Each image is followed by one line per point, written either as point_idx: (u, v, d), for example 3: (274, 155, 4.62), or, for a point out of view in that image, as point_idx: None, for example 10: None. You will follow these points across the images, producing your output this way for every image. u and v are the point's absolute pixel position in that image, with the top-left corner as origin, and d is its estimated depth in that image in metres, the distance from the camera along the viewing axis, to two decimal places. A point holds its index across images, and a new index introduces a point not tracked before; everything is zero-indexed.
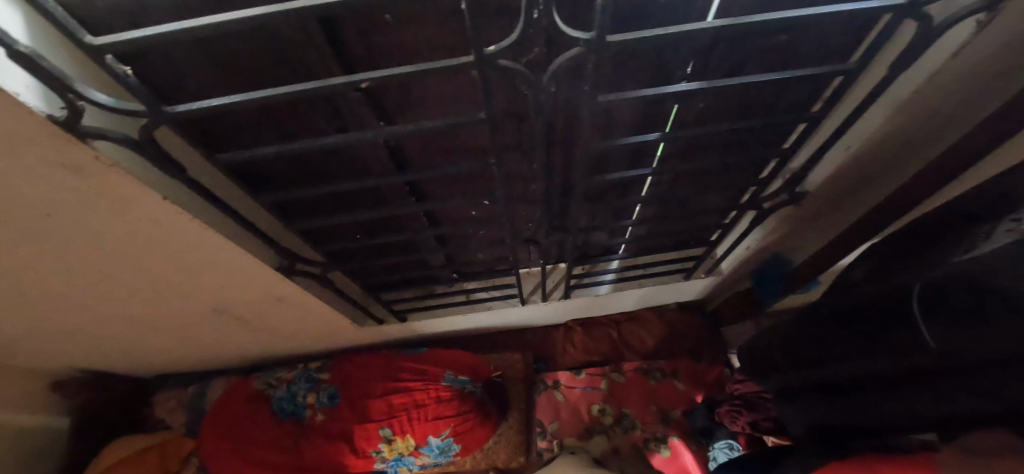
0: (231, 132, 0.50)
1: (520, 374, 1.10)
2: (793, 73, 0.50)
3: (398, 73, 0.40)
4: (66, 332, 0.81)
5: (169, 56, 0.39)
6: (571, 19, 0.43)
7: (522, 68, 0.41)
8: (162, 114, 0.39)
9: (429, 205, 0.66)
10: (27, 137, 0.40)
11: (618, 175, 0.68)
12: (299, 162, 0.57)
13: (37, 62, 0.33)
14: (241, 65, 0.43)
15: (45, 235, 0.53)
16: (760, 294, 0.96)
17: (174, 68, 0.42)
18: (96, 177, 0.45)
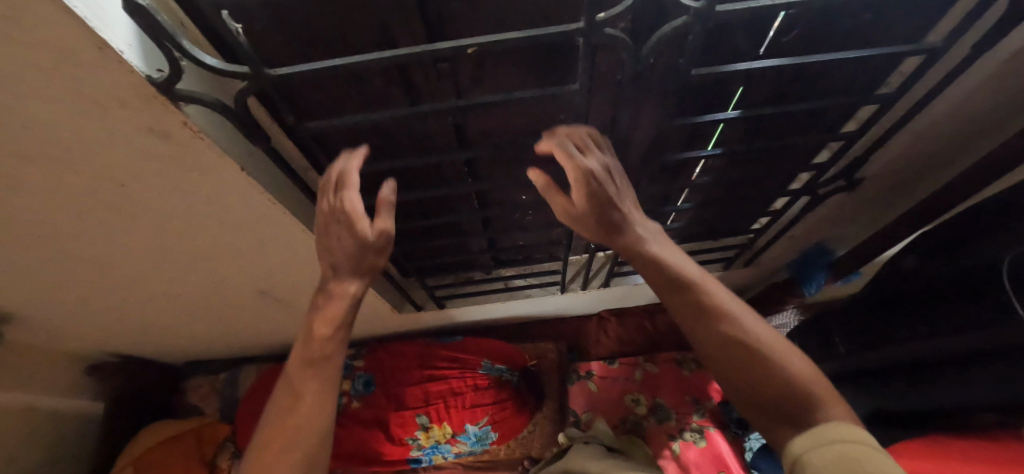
0: (308, 100, 0.49)
1: (555, 364, 1.10)
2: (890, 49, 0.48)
3: (502, 39, 0.39)
4: (108, 312, 0.80)
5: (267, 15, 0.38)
6: None
7: (626, 39, 0.40)
8: (265, 76, 0.38)
9: (488, 186, 0.65)
10: (121, 100, 0.39)
11: (680, 157, 0.63)
12: (368, 135, 0.56)
13: (151, 15, 0.33)
14: (332, 29, 0.42)
15: (115, 205, 0.53)
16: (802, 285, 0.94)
17: (265, 30, 0.41)
18: (180, 144, 0.45)
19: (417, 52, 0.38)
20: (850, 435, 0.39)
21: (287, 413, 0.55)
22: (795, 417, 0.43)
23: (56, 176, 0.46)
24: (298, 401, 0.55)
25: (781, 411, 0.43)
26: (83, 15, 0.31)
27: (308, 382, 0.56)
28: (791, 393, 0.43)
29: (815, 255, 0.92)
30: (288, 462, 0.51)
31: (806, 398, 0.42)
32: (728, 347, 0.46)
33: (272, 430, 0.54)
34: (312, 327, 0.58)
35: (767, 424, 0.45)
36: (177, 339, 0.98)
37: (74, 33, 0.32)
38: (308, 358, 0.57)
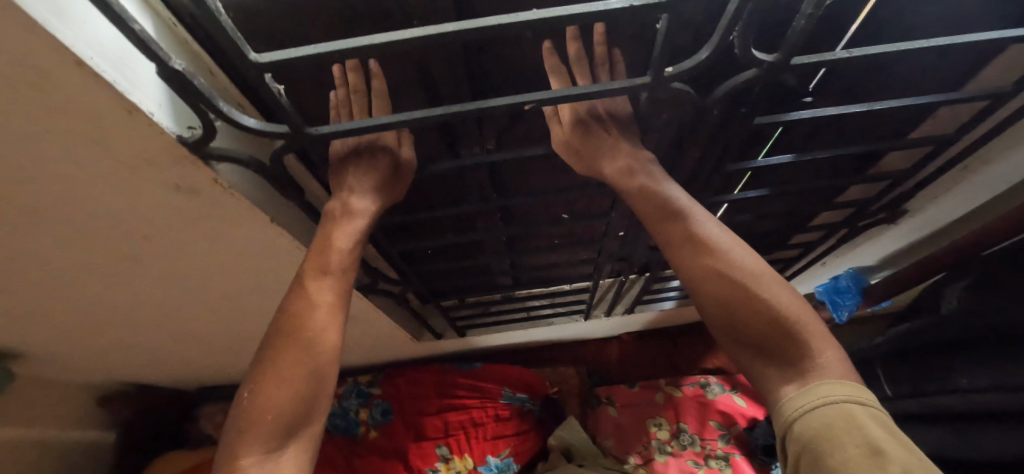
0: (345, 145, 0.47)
1: (577, 388, 1.03)
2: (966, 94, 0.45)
3: (560, 94, 0.35)
4: (123, 348, 0.78)
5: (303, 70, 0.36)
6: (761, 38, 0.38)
7: (693, 92, 0.38)
8: (305, 136, 0.36)
9: (525, 230, 0.62)
10: (149, 161, 0.37)
11: (736, 197, 0.59)
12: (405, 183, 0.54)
13: (189, 81, 0.30)
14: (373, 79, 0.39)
15: (136, 256, 0.50)
16: (834, 310, 0.92)
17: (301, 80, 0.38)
18: (209, 200, 0.42)
19: (470, 110, 0.35)
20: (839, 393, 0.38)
21: (296, 327, 0.45)
22: (780, 357, 0.42)
23: (76, 233, 0.44)
24: (308, 317, 0.46)
25: (766, 349, 0.43)
26: (113, 79, 0.29)
27: (323, 291, 0.47)
28: (781, 334, 0.42)
29: (848, 282, 0.89)
30: (291, 388, 0.43)
31: (793, 337, 0.42)
32: (720, 288, 0.45)
33: (285, 341, 0.45)
34: (330, 235, 0.48)
35: (753, 363, 0.45)
36: (191, 367, 0.95)
37: (107, 99, 0.30)
38: (325, 264, 0.48)
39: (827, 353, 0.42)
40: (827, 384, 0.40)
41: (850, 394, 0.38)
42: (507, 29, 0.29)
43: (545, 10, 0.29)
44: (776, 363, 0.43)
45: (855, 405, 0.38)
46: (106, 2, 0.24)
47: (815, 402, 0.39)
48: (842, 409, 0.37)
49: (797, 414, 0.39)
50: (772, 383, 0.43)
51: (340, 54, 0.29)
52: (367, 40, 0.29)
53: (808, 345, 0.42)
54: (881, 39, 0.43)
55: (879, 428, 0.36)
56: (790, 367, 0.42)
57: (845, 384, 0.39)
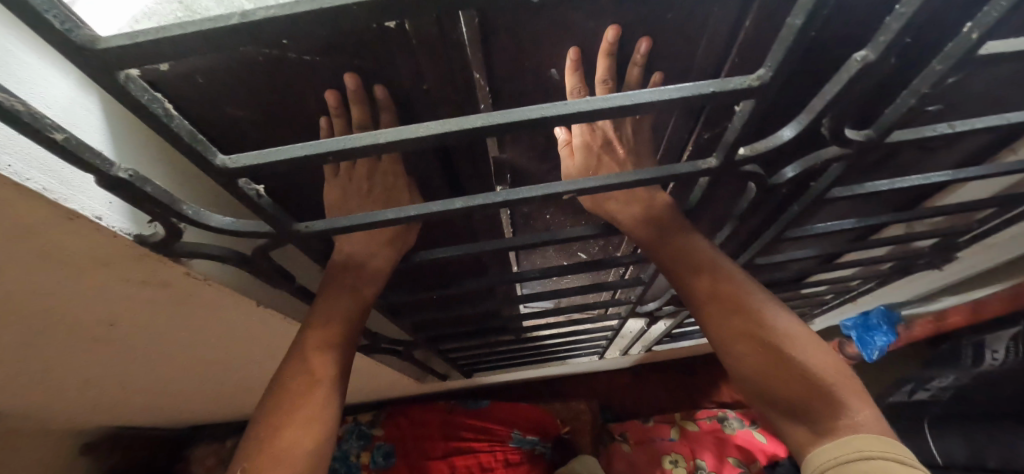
0: (333, 202, 0.39)
1: (589, 425, 0.97)
2: None
3: (608, 181, 0.28)
4: (104, 404, 0.72)
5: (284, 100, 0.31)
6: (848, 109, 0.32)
7: (762, 171, 0.31)
8: (292, 233, 0.29)
9: (545, 293, 0.57)
10: (104, 260, 0.30)
11: (780, 258, 0.53)
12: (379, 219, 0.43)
13: (141, 188, 0.23)
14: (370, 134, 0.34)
15: (104, 340, 0.44)
16: (863, 349, 0.85)
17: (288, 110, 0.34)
18: (181, 290, 0.36)
19: (497, 202, 0.28)
20: (877, 450, 0.31)
21: (293, 408, 0.37)
22: (815, 420, 0.34)
23: (31, 328, 0.37)
24: (307, 393, 0.38)
25: (795, 408, 0.35)
26: (40, 188, 0.22)
27: (327, 364, 0.39)
28: (815, 393, 0.34)
29: (878, 319, 0.82)
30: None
31: (828, 394, 0.34)
32: (739, 338, 0.37)
33: (275, 423, 0.37)
34: (332, 294, 0.41)
35: (780, 420, 0.37)
36: (184, 411, 0.90)
37: (37, 209, 0.23)
38: (337, 333, 0.40)
39: (865, 412, 0.34)
40: (863, 437, 0.32)
41: (891, 450, 0.31)
42: (552, 121, 0.22)
43: (601, 97, 0.22)
44: (807, 425, 0.35)
45: (893, 464, 0.30)
46: (12, 114, 0.17)
47: (845, 454, 0.32)
48: (879, 466, 0.30)
49: (825, 469, 0.32)
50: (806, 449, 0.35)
51: (334, 155, 0.23)
52: (369, 138, 0.22)
53: (847, 406, 0.34)
54: (975, 103, 0.36)
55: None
56: (825, 432, 0.34)
57: (884, 441, 0.32)
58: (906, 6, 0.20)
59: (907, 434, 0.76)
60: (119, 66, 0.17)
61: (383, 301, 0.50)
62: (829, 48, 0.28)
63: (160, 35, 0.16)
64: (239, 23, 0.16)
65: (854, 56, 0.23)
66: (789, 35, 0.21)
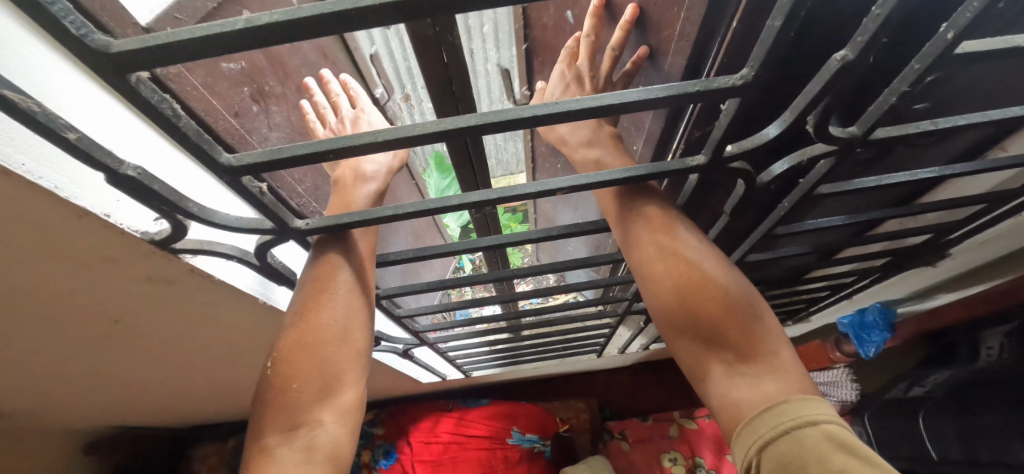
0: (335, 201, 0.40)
1: (587, 424, 1.01)
2: None
3: (600, 178, 0.29)
4: (108, 404, 0.73)
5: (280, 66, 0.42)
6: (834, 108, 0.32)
7: (751, 169, 0.32)
8: (294, 230, 0.30)
9: (542, 289, 0.58)
10: (112, 257, 0.31)
11: (772, 254, 0.54)
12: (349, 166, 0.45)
13: (149, 186, 0.24)
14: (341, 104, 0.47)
15: (110, 338, 0.45)
16: (861, 346, 0.87)
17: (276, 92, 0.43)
18: (186, 287, 0.37)
19: (493, 198, 0.29)
20: (788, 422, 0.31)
21: (309, 332, 0.35)
22: (729, 351, 0.34)
23: (39, 325, 0.38)
24: (326, 314, 0.36)
25: (710, 334, 0.35)
26: (52, 186, 0.23)
27: (335, 325, 0.36)
28: (734, 321, 0.34)
29: (875, 317, 0.83)
30: (287, 397, 0.33)
31: (746, 324, 0.35)
32: (658, 265, 0.37)
33: (291, 348, 0.34)
34: (328, 258, 0.37)
35: (694, 355, 0.36)
36: (187, 411, 0.91)
37: (50, 207, 0.24)
38: (356, 255, 0.38)
39: (783, 354, 0.34)
40: (779, 407, 0.32)
41: (804, 415, 0.30)
42: (544, 119, 0.23)
43: (591, 96, 0.23)
44: (722, 357, 0.35)
45: (805, 431, 0.30)
46: (28, 114, 0.18)
47: (766, 436, 0.31)
48: (795, 441, 0.30)
49: (754, 458, 0.31)
50: (727, 394, 0.34)
51: (335, 153, 0.24)
52: (369, 137, 0.23)
53: (762, 342, 0.34)
54: (958, 99, 0.37)
55: (843, 459, 0.28)
56: (742, 367, 0.34)
57: (790, 405, 0.31)
58: (881, 8, 0.21)
59: (901, 432, 0.77)
60: (128, 69, 0.18)
61: (383, 299, 0.51)
62: (813, 47, 0.29)
63: (170, 40, 0.17)
64: (244, 27, 0.17)
65: (835, 56, 0.24)
66: (769, 37, 0.22)
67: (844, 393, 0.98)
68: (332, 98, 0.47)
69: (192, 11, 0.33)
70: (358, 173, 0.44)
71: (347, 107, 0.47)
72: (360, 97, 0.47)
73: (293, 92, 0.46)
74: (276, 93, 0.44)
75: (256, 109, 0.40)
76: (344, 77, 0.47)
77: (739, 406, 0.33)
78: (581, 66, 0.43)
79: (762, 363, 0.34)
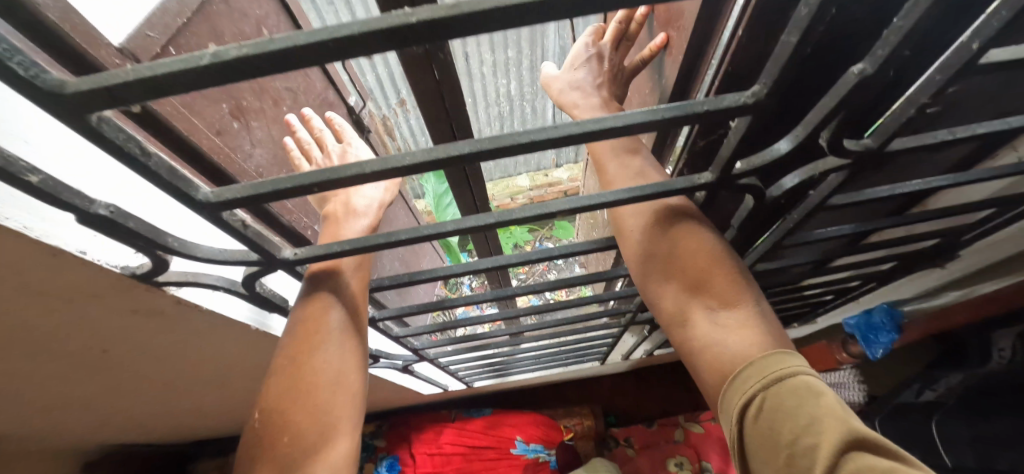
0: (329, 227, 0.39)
1: (592, 432, 0.99)
2: None
3: (603, 199, 0.28)
4: (102, 425, 0.72)
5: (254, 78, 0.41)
6: None
7: (760, 184, 0.31)
8: (283, 262, 0.29)
9: (543, 304, 0.56)
10: (91, 291, 0.30)
11: (780, 262, 0.52)
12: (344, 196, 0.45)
13: (126, 224, 0.23)
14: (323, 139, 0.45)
15: (97, 366, 0.44)
16: (869, 347, 0.85)
17: (254, 105, 0.42)
18: (174, 316, 0.36)
19: (489, 224, 0.28)
20: (754, 383, 0.29)
21: (304, 383, 0.34)
22: (711, 293, 0.34)
23: (24, 359, 0.37)
24: (321, 346, 0.35)
25: (693, 280, 0.35)
26: (21, 226, 0.22)
27: (328, 371, 0.35)
28: (718, 266, 0.34)
29: (882, 318, 0.82)
30: (278, 451, 0.32)
31: (729, 271, 0.34)
32: (641, 216, 0.38)
33: (284, 402, 0.34)
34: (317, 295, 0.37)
35: (677, 301, 0.36)
36: (189, 426, 0.90)
37: (18, 248, 0.23)
38: (348, 290, 0.38)
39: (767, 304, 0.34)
40: (748, 370, 0.30)
41: (769, 373, 0.28)
42: (542, 145, 0.22)
43: (591, 119, 0.21)
44: (706, 304, 0.34)
45: (772, 388, 0.28)
46: None
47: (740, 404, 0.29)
48: (767, 400, 0.27)
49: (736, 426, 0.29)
50: (711, 339, 0.33)
51: (320, 187, 0.22)
52: (355, 169, 0.22)
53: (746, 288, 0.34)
54: (967, 108, 0.36)
55: (812, 406, 0.26)
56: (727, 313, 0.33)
57: (755, 365, 0.29)
58: (904, 20, 0.19)
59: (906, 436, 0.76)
60: (90, 110, 0.16)
61: (378, 320, 0.50)
62: (825, 58, 0.27)
63: (130, 77, 0.15)
64: (210, 62, 0.15)
65: (852, 69, 0.22)
66: (783, 54, 0.20)
67: (851, 395, 0.97)
68: (317, 133, 0.45)
69: (163, 28, 0.32)
70: (346, 208, 0.43)
71: (334, 142, 0.45)
72: (346, 131, 0.47)
73: (271, 106, 0.45)
74: (254, 108, 0.42)
75: (237, 125, 0.39)
76: (330, 114, 0.46)
77: (723, 352, 0.32)
78: (604, 45, 0.46)
79: (744, 310, 0.33)
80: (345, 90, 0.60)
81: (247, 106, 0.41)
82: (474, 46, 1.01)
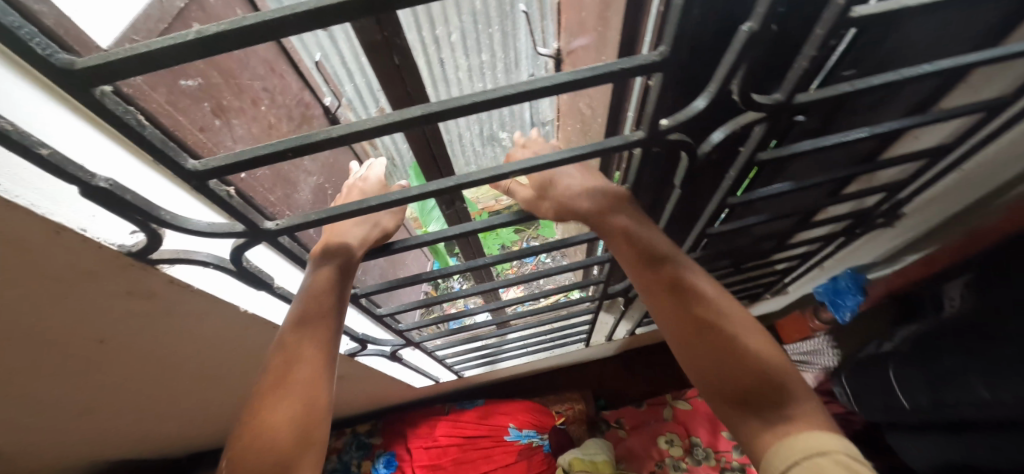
0: None
1: (583, 415, 1.02)
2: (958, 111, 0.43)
3: (549, 160, 0.31)
4: (97, 438, 0.73)
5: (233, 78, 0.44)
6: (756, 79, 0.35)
7: (690, 141, 0.35)
8: (265, 232, 0.32)
9: (519, 279, 0.60)
10: (89, 274, 0.32)
11: (736, 223, 0.57)
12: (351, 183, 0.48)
13: (122, 197, 0.26)
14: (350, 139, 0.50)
15: (94, 362, 0.46)
16: (837, 310, 0.90)
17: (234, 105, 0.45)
18: (168, 298, 0.38)
19: (449, 187, 0.31)
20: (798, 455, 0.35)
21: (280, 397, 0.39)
22: (764, 409, 0.37)
23: (22, 353, 0.39)
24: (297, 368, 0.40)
25: (746, 400, 0.38)
26: (28, 203, 0.24)
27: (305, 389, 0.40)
28: (768, 384, 0.37)
29: (847, 282, 0.86)
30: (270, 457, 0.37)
31: (776, 384, 0.38)
32: (689, 336, 0.40)
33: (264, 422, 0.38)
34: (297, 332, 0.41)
35: (730, 413, 0.39)
36: (185, 437, 0.90)
37: (25, 226, 0.25)
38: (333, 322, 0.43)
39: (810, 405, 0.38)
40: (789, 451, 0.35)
41: (810, 449, 0.34)
42: (484, 105, 0.26)
43: (524, 81, 0.25)
44: (757, 416, 0.38)
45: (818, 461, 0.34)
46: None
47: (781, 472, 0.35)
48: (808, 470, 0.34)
49: None
50: (761, 437, 0.37)
51: (294, 152, 0.26)
52: (323, 134, 0.25)
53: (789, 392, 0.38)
54: (873, 66, 0.41)
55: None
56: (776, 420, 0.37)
57: (801, 446, 0.35)
58: None
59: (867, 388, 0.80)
60: (92, 84, 0.20)
61: (361, 299, 0.53)
62: (733, 24, 0.31)
63: (127, 55, 0.19)
64: (194, 38, 0.19)
65: (742, 28, 0.26)
66: (674, 15, 0.24)
67: (826, 359, 1.02)
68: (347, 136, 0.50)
69: (147, 33, 0.36)
70: None
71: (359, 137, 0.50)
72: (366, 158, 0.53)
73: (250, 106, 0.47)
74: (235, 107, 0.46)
75: (219, 122, 0.42)
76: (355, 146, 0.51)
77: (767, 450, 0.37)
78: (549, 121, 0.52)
79: (794, 420, 0.37)
80: (321, 90, 0.63)
81: (227, 105, 0.44)
82: (448, 51, 1.00)
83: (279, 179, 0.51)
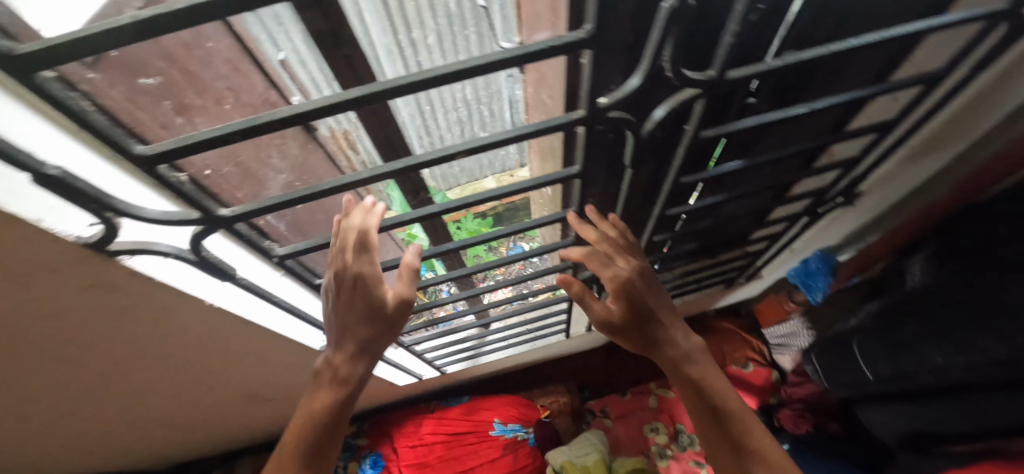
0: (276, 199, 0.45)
1: (568, 407, 1.03)
2: (890, 85, 0.46)
3: (489, 140, 0.36)
4: (72, 452, 0.71)
5: (192, 72, 0.45)
6: (696, 57, 0.38)
7: (632, 118, 0.37)
8: (220, 219, 0.34)
9: (489, 266, 0.61)
10: (45, 267, 0.32)
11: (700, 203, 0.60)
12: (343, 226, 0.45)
13: (72, 183, 0.26)
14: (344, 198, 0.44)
15: (60, 367, 0.45)
16: (808, 290, 0.95)
17: (196, 102, 0.46)
18: (131, 293, 0.38)
19: (399, 168, 0.36)
20: None
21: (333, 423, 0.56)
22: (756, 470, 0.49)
23: None
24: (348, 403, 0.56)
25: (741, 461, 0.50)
26: None
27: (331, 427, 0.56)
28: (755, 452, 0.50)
29: (817, 264, 0.91)
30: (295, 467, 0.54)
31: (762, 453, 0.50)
32: (700, 407, 0.54)
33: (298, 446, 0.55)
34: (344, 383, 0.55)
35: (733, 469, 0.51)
36: (164, 449, 0.89)
37: None
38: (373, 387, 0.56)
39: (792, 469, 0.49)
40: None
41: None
42: (419, 86, 0.29)
43: (452, 63, 0.29)
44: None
45: None
46: None
47: None
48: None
49: None
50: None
51: (240, 134, 0.27)
52: (267, 117, 0.27)
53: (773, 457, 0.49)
54: (806, 45, 0.44)
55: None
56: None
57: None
58: None
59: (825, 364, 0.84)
60: (32, 69, 0.21)
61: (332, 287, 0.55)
62: None
63: (63, 38, 0.20)
64: (128, 22, 0.20)
65: (664, 4, 0.28)
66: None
67: (801, 341, 1.06)
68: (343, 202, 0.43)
69: None
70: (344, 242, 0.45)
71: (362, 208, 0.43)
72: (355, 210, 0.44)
73: (214, 104, 0.48)
74: (199, 105, 0.46)
75: (181, 120, 0.43)
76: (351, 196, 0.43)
77: None
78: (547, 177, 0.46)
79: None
80: (287, 90, 0.63)
81: (189, 102, 0.44)
82: None
83: (246, 175, 0.52)
